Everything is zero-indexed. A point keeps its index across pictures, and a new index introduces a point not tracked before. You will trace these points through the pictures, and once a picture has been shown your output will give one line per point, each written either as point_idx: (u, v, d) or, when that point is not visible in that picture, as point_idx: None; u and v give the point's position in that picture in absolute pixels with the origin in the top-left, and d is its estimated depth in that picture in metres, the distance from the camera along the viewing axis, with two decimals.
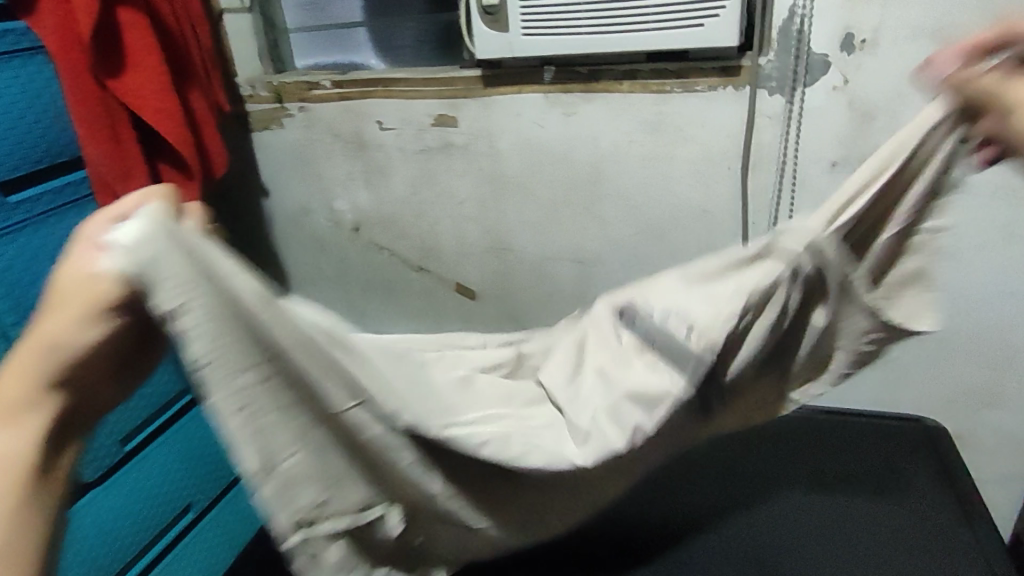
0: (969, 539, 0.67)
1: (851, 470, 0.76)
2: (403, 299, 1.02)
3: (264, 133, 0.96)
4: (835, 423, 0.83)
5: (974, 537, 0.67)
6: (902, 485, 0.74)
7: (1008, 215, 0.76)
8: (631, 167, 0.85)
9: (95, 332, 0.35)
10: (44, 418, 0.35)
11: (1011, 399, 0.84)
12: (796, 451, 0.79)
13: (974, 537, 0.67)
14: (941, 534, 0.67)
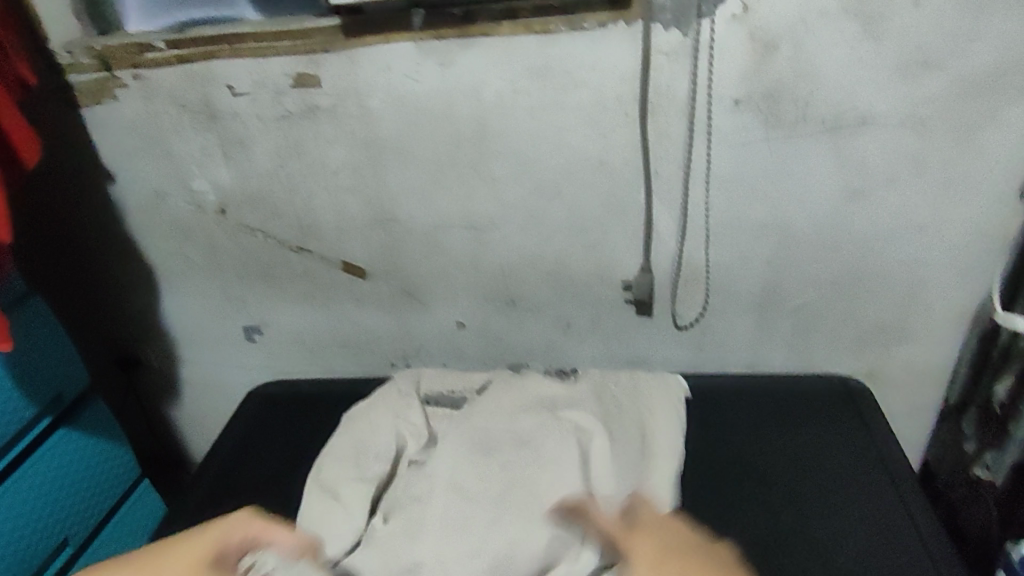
0: (896, 509, 0.67)
1: (777, 443, 0.75)
2: (287, 284, 0.91)
3: (96, 107, 0.81)
4: (744, 391, 0.81)
5: (909, 511, 0.67)
6: (828, 458, 0.73)
7: (914, 146, 0.71)
8: (518, 120, 0.75)
9: None
10: None
11: (921, 333, 0.82)
12: (718, 429, 0.77)
13: (909, 511, 0.67)
14: (877, 509, 0.67)
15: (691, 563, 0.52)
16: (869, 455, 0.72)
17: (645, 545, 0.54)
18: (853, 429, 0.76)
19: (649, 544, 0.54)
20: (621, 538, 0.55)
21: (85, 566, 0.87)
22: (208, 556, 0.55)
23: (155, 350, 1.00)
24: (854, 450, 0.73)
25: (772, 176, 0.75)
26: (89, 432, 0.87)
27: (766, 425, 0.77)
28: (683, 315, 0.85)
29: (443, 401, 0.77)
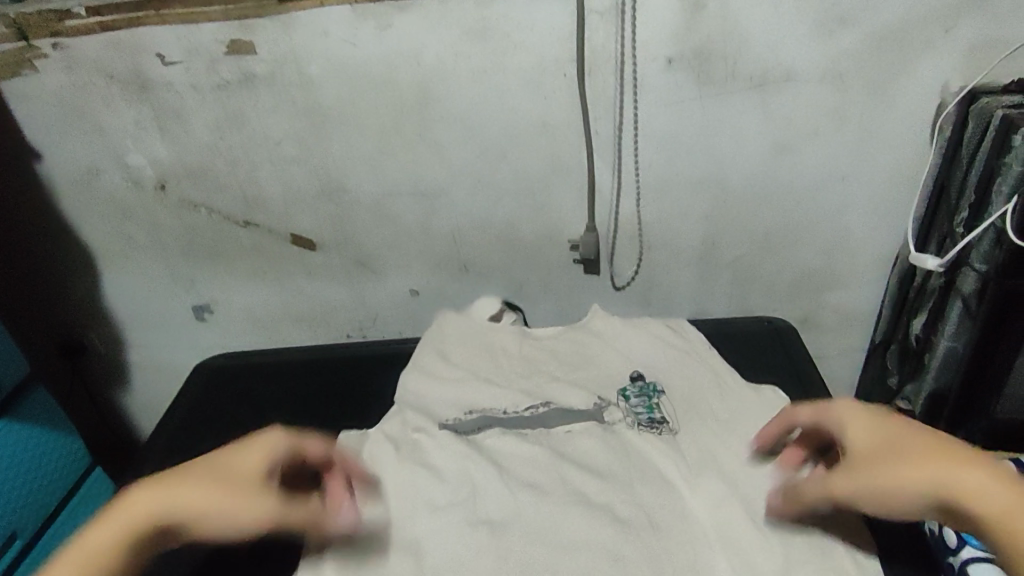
0: None
1: None
2: (235, 259, 0.90)
3: (17, 80, 0.78)
4: None
5: None
6: None
7: (836, 100, 0.76)
8: (460, 83, 0.76)
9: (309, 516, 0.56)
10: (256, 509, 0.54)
11: (849, 277, 0.88)
12: None
13: None
14: None
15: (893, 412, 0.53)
16: (802, 387, 0.77)
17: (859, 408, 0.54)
18: (789, 365, 0.80)
19: (840, 407, 0.55)
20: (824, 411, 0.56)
21: (38, 555, 0.85)
22: (261, 463, 0.54)
23: (100, 333, 0.97)
24: (787, 381, 0.78)
25: (706, 133, 0.78)
26: (31, 420, 0.84)
27: None
28: (621, 275, 0.89)
29: (462, 427, 0.68)
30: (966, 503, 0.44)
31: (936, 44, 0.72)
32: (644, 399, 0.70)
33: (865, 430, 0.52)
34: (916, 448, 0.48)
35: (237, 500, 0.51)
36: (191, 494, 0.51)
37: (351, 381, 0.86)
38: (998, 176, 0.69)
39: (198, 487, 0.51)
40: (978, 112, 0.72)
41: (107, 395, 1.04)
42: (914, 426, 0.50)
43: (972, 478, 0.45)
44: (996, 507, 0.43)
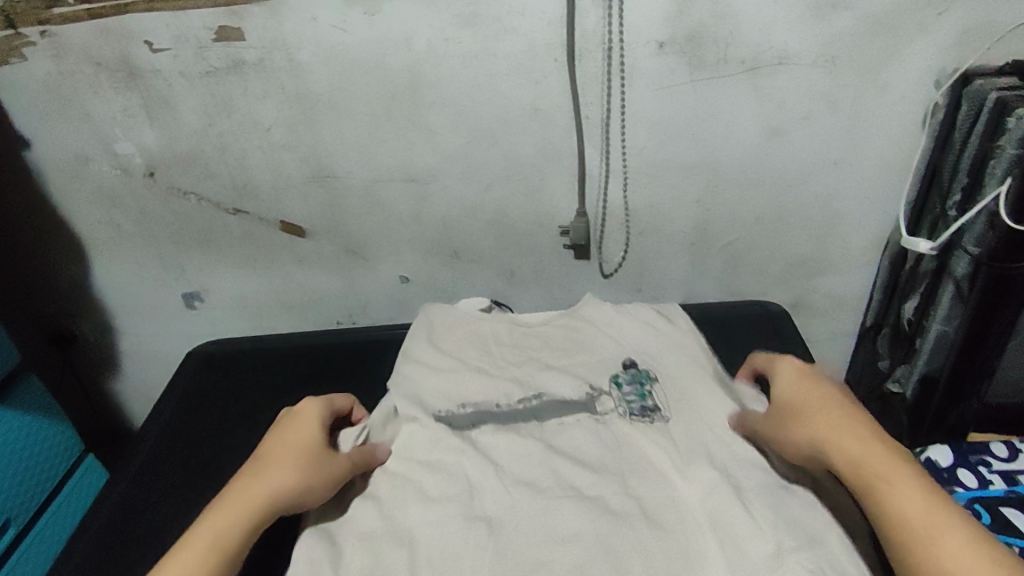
0: None
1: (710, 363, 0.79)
2: (225, 247, 0.90)
3: (3, 68, 0.77)
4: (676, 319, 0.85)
5: None
6: None
7: (828, 83, 0.75)
8: (451, 69, 0.75)
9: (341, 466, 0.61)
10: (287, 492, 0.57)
11: (839, 262, 0.88)
12: None
13: None
14: None
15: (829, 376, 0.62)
16: None
17: (796, 363, 0.64)
18: (782, 349, 0.80)
19: (782, 360, 0.66)
20: (773, 361, 0.66)
21: (33, 542, 0.85)
22: (316, 432, 0.62)
23: (90, 323, 0.97)
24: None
25: (697, 117, 0.78)
26: (25, 409, 0.84)
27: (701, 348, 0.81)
28: (610, 261, 0.89)
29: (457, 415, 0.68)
30: (840, 449, 0.54)
31: (930, 27, 0.72)
32: (637, 384, 0.70)
33: (789, 380, 0.63)
34: (823, 403, 0.58)
35: (313, 467, 0.59)
36: (278, 477, 0.57)
37: (343, 368, 0.86)
38: (992, 158, 0.69)
39: (280, 470, 0.58)
40: (971, 95, 0.71)
41: (100, 384, 1.04)
42: (834, 386, 0.60)
43: (839, 432, 0.55)
44: (858, 453, 0.53)
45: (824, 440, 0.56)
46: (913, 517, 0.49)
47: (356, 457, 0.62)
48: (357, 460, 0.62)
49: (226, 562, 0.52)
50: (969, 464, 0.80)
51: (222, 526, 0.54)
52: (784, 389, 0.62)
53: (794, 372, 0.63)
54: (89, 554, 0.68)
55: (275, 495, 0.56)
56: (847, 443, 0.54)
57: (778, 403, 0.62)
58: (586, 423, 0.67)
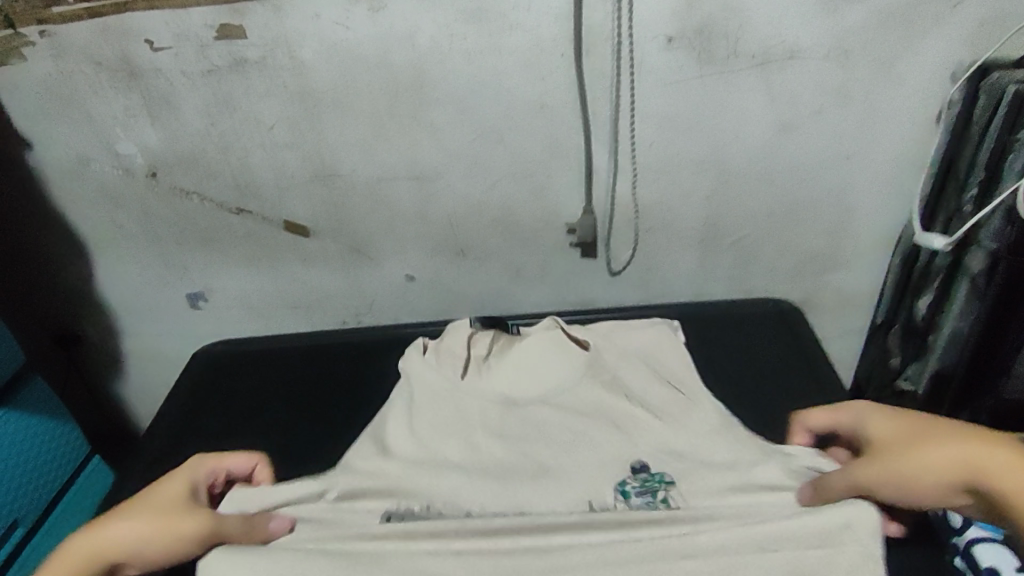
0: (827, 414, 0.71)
1: (720, 361, 0.78)
2: (229, 247, 0.89)
3: (3, 68, 0.76)
4: (685, 317, 0.84)
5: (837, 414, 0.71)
6: (771, 373, 0.76)
7: (839, 77, 0.74)
8: (455, 65, 0.74)
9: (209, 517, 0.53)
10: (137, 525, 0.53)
11: (850, 258, 0.87)
12: None
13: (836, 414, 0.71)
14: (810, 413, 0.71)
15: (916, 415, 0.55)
16: (808, 367, 0.76)
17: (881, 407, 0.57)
18: (794, 346, 0.79)
19: (861, 405, 0.58)
20: (850, 409, 0.58)
21: (40, 544, 0.85)
22: (180, 489, 0.56)
23: (95, 324, 0.97)
24: (795, 365, 0.77)
25: (706, 112, 0.76)
26: (31, 411, 0.84)
27: (711, 347, 0.80)
28: (618, 258, 0.88)
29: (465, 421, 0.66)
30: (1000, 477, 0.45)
31: (945, 18, 0.70)
32: (649, 494, 0.58)
33: (884, 419, 0.54)
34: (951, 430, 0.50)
35: (148, 529, 0.52)
36: (109, 535, 0.52)
37: (349, 368, 0.85)
38: (1011, 153, 0.68)
39: (119, 525, 0.53)
40: (988, 89, 0.70)
41: (106, 385, 1.03)
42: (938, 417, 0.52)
43: (991, 453, 0.46)
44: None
45: (977, 465, 0.46)
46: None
47: (219, 519, 0.53)
48: (218, 525, 0.53)
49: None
50: None
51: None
52: (880, 429, 0.54)
53: (888, 413, 0.55)
54: None
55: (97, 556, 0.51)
56: (1009, 464, 0.45)
57: (881, 444, 0.52)
58: None
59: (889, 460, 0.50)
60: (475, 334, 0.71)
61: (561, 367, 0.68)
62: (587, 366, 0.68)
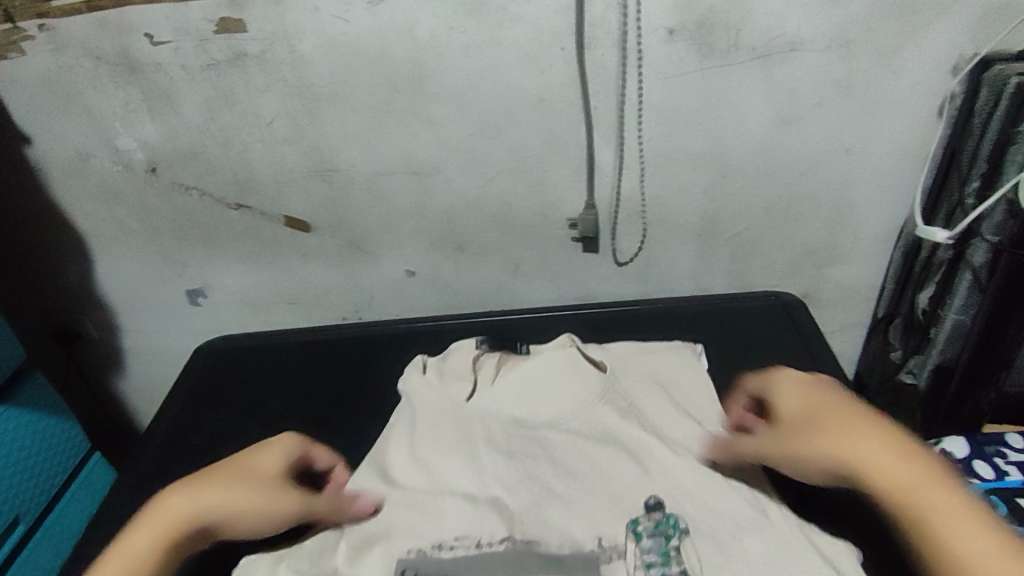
0: None
1: (723, 357, 0.78)
2: (228, 242, 0.89)
3: (3, 63, 0.76)
4: (688, 312, 0.84)
5: None
6: (774, 366, 0.76)
7: (840, 70, 0.74)
8: (455, 59, 0.74)
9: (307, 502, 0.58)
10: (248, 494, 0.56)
11: (851, 253, 0.86)
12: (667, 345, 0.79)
13: None
14: None
15: (835, 388, 0.57)
16: (814, 365, 0.76)
17: (800, 383, 0.58)
18: (798, 342, 0.79)
19: (784, 381, 0.59)
20: (770, 383, 0.60)
21: (42, 540, 0.85)
22: (275, 466, 0.60)
23: (95, 321, 0.97)
24: (799, 360, 0.76)
25: (706, 107, 0.76)
26: (32, 407, 0.84)
27: (714, 342, 0.80)
28: (624, 250, 0.87)
29: (474, 426, 0.66)
30: (874, 473, 0.46)
31: (947, 10, 0.70)
32: (661, 538, 0.55)
33: (793, 401, 0.56)
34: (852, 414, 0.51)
35: (243, 502, 0.56)
36: (203, 503, 0.55)
37: (349, 364, 0.85)
38: (1014, 145, 0.67)
39: (214, 490, 0.56)
40: (991, 80, 0.69)
41: (104, 380, 1.03)
42: (851, 403, 0.53)
43: (866, 447, 0.47)
44: (899, 473, 0.45)
45: (849, 459, 0.48)
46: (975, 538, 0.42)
47: (310, 501, 0.58)
48: (308, 507, 0.58)
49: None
50: (983, 455, 0.72)
51: (131, 545, 0.51)
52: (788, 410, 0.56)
53: (800, 393, 0.56)
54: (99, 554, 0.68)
55: (191, 522, 0.54)
56: (879, 460, 0.46)
57: (783, 426, 0.55)
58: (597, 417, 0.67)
59: (782, 450, 0.53)
60: (481, 357, 0.72)
61: (571, 390, 0.68)
62: (598, 393, 0.67)
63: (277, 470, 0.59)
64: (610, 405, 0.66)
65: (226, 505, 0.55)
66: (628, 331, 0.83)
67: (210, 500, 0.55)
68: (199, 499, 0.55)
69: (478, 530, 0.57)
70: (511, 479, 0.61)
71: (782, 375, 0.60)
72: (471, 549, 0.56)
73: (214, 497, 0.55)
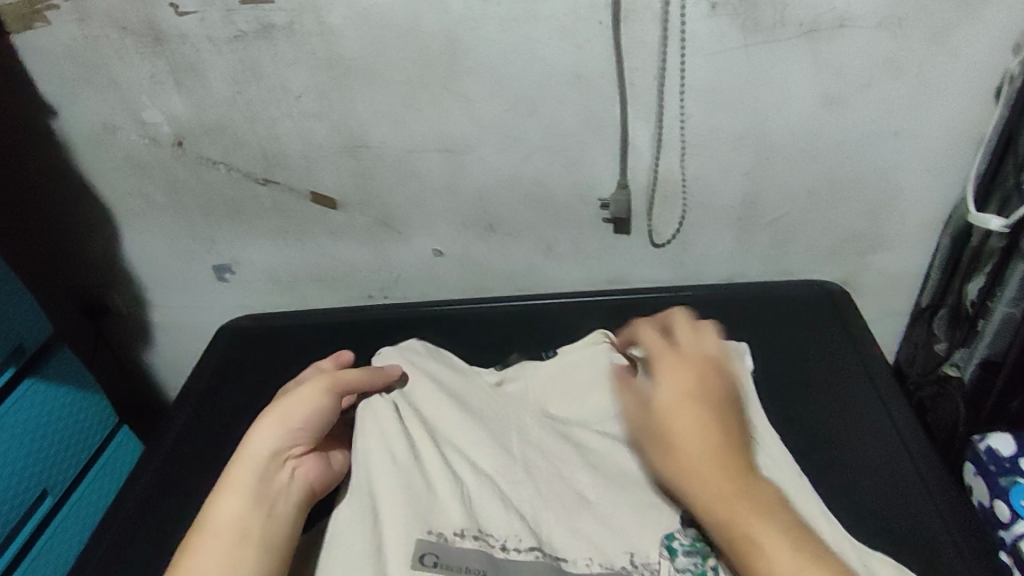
0: (881, 413, 0.70)
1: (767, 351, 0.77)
2: (256, 218, 0.88)
3: (28, 33, 0.74)
4: (731, 299, 0.82)
5: (895, 419, 0.69)
6: (818, 364, 0.75)
7: (892, 48, 0.70)
8: (490, 33, 0.71)
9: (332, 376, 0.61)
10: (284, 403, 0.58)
11: (896, 241, 0.84)
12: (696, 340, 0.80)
13: (895, 419, 0.69)
14: (862, 408, 0.71)
15: (710, 388, 0.56)
16: (862, 364, 0.74)
17: (681, 370, 0.57)
18: (846, 339, 0.77)
19: (667, 363, 0.58)
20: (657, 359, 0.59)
21: (72, 509, 0.87)
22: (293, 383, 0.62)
23: (122, 295, 0.97)
24: (845, 360, 0.75)
25: (751, 85, 0.73)
26: (60, 380, 0.84)
27: (748, 337, 0.80)
28: (661, 231, 0.85)
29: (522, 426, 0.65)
30: (712, 505, 0.51)
31: None
32: (698, 556, 0.55)
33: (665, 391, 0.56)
34: (707, 431, 0.53)
35: (281, 406, 0.58)
36: (252, 437, 0.56)
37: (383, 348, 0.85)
38: None
39: (263, 421, 0.57)
40: None
41: (131, 352, 1.04)
42: (710, 416, 0.54)
43: (700, 485, 0.52)
44: (723, 512, 0.51)
45: (689, 488, 0.52)
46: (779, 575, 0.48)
47: (333, 374, 0.62)
48: (333, 375, 0.61)
49: (256, 528, 0.51)
50: None
51: (218, 509, 0.52)
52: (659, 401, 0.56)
53: (670, 388, 0.56)
54: (130, 527, 0.69)
55: (255, 454, 0.54)
56: (708, 497, 0.51)
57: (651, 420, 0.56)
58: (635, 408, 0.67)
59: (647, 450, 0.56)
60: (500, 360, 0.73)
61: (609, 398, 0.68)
62: None
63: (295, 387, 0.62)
64: None
65: (280, 426, 0.56)
66: None
67: (267, 432, 0.56)
68: (257, 440, 0.55)
69: (507, 530, 0.57)
70: (542, 484, 0.61)
71: (669, 355, 0.59)
72: (497, 553, 0.56)
73: (265, 428, 0.56)
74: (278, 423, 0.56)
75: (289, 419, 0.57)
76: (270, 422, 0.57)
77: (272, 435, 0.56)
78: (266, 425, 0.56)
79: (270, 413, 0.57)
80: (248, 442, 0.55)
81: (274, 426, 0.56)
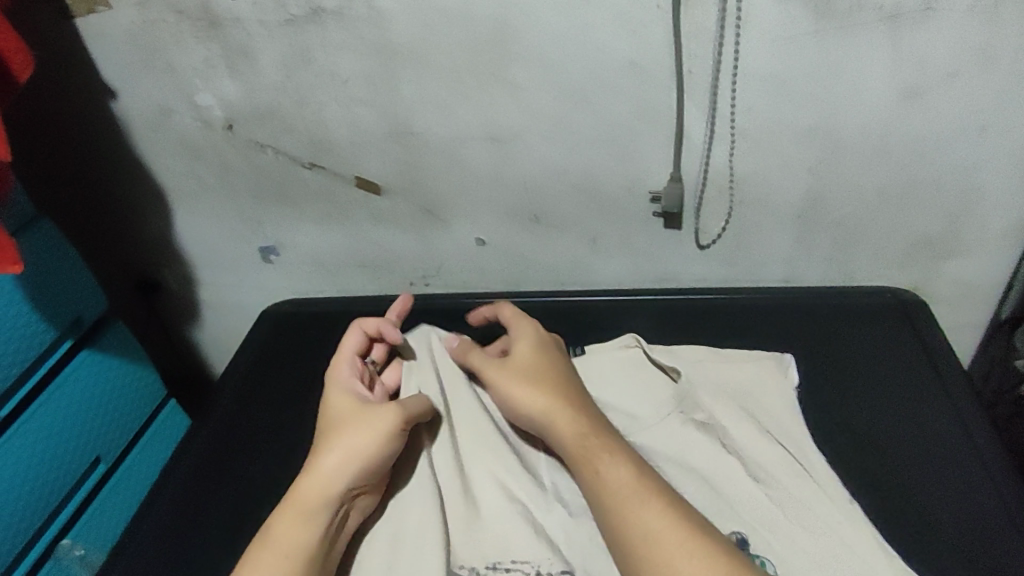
0: (963, 440, 0.66)
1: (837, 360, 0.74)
2: (304, 204, 0.88)
3: (91, 16, 0.76)
4: (795, 305, 0.79)
5: (978, 446, 0.65)
6: (889, 379, 0.71)
7: (983, 35, 0.64)
8: (543, 17, 0.68)
9: (406, 408, 0.60)
10: (356, 440, 0.58)
11: (974, 247, 0.77)
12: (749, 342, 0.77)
13: (977, 446, 0.65)
14: (937, 431, 0.67)
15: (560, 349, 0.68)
16: (941, 387, 0.70)
17: (537, 333, 0.69)
18: (924, 357, 0.73)
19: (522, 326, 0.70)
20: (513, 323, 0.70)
21: (123, 477, 0.90)
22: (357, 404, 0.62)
23: (174, 273, 0.99)
24: (911, 377, 0.71)
25: (820, 74, 0.68)
26: (114, 354, 0.87)
27: (807, 343, 0.76)
28: (706, 231, 0.81)
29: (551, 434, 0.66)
30: (566, 428, 0.60)
31: None
32: None
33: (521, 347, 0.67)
34: (549, 376, 0.64)
35: (352, 443, 0.57)
36: (322, 474, 0.56)
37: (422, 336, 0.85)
38: None
39: (331, 457, 0.57)
40: None
41: (181, 329, 1.06)
42: (561, 366, 0.65)
43: (557, 411, 0.61)
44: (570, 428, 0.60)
45: (546, 411, 0.61)
46: (618, 478, 0.55)
47: (403, 405, 0.60)
48: (405, 408, 0.60)
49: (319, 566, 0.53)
50: None
51: (284, 542, 0.54)
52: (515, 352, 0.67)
53: (527, 343, 0.67)
54: (173, 500, 0.70)
55: (326, 495, 0.55)
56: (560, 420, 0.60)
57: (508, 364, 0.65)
58: (670, 415, 0.65)
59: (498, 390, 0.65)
60: None
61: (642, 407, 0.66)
62: (673, 408, 0.65)
63: (360, 408, 0.61)
64: (686, 418, 0.65)
65: (351, 464, 0.57)
66: (710, 330, 0.79)
67: (340, 472, 0.56)
68: (327, 478, 0.56)
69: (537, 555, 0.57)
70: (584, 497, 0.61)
71: (523, 321, 0.71)
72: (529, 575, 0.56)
73: (337, 468, 0.57)
74: (349, 462, 0.57)
75: (362, 459, 0.57)
76: (345, 461, 0.57)
77: (343, 474, 0.56)
78: (336, 463, 0.57)
79: (340, 447, 0.58)
80: (318, 481, 0.56)
81: (346, 465, 0.57)
